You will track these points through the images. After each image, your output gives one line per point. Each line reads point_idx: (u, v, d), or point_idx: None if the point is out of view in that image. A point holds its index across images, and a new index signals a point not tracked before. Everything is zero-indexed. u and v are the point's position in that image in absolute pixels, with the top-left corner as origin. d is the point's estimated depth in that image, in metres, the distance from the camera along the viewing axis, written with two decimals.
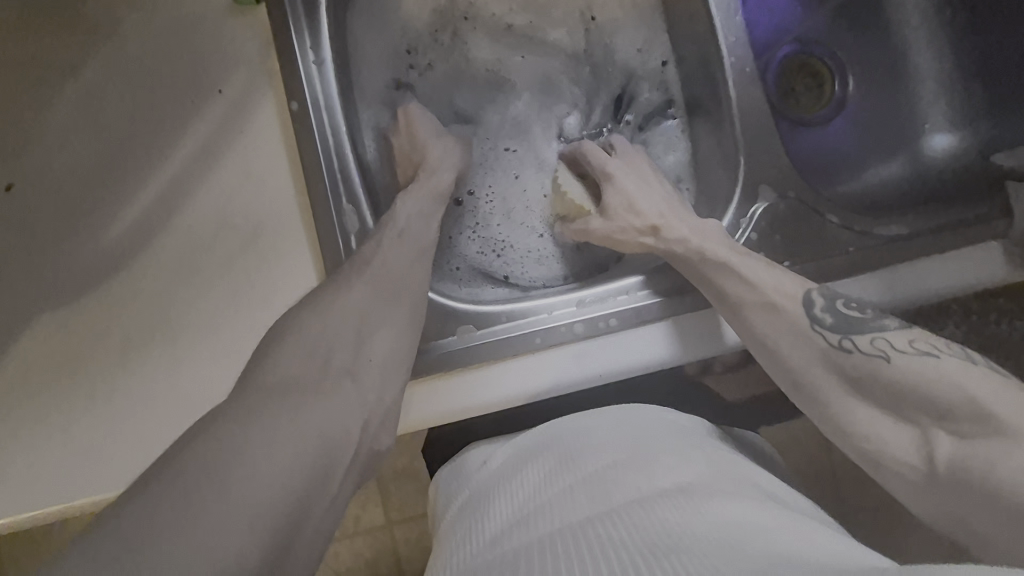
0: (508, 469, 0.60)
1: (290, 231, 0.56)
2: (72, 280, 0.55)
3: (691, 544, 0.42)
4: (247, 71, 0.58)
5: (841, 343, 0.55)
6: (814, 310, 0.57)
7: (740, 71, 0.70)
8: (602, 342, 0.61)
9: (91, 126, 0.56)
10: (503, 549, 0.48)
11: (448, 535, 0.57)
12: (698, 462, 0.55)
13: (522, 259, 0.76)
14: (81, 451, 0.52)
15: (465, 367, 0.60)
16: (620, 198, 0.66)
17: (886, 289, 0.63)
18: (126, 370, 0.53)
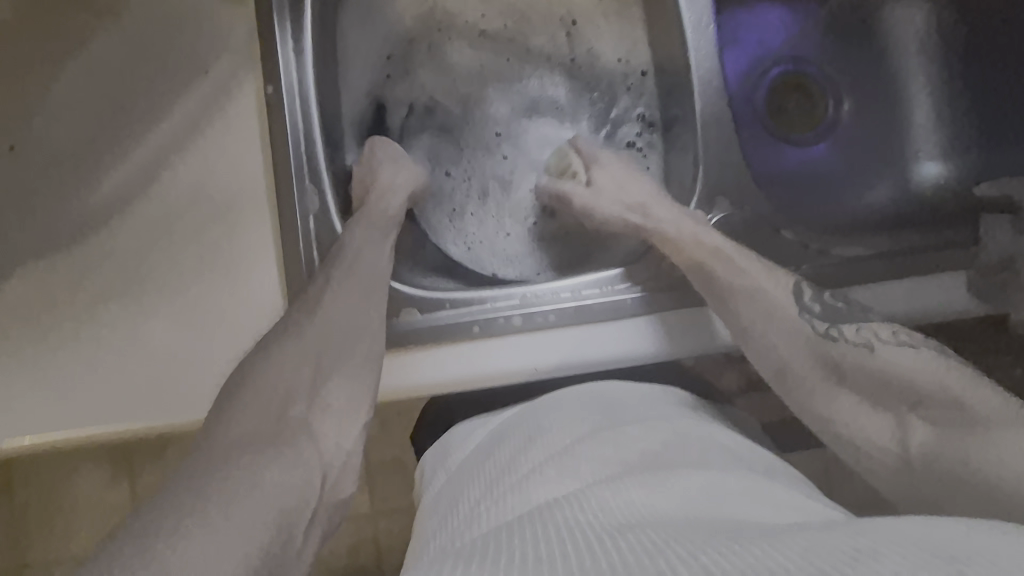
0: (479, 454, 0.60)
1: (260, 214, 0.55)
2: (45, 241, 0.55)
3: (656, 523, 0.42)
4: (233, 54, 0.57)
5: (825, 331, 0.56)
6: (803, 299, 0.58)
7: (707, 84, 0.66)
8: (569, 329, 0.59)
9: (64, 95, 0.55)
10: (472, 533, 0.47)
11: (426, 523, 0.57)
12: (665, 437, 0.55)
13: (494, 253, 0.75)
14: (46, 399, 0.54)
15: (419, 346, 0.58)
16: (607, 178, 0.68)
17: (848, 303, 0.58)
18: (93, 324, 0.55)
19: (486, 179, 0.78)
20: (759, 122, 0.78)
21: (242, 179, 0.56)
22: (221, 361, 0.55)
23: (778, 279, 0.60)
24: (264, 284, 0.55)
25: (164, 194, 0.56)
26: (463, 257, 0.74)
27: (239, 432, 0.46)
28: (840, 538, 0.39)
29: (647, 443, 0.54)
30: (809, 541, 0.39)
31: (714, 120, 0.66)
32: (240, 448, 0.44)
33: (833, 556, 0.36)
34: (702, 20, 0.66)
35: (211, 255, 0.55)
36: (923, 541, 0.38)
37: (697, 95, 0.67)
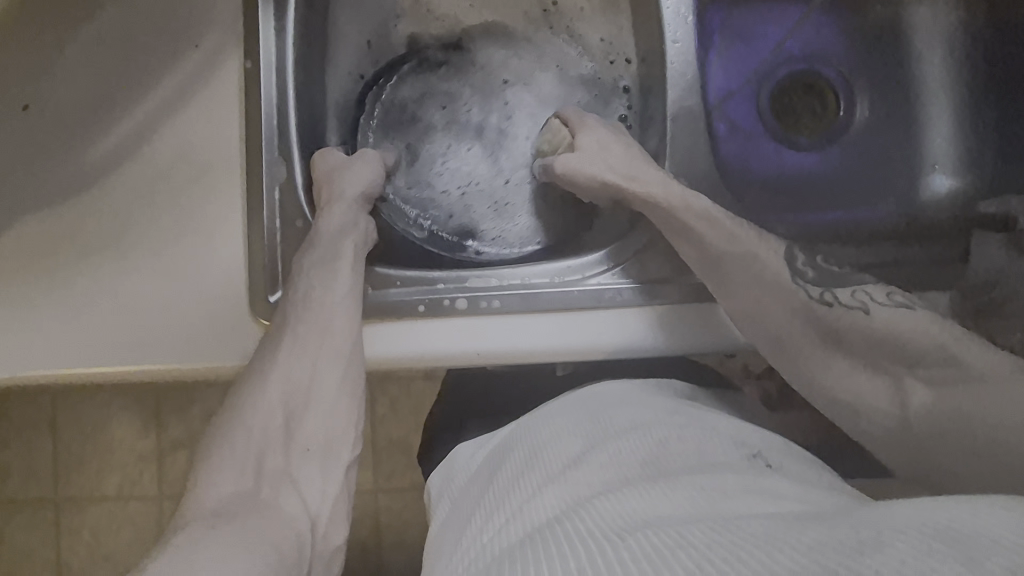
0: (484, 476, 0.58)
1: (233, 180, 0.60)
2: (46, 195, 0.60)
3: (658, 534, 0.40)
4: (222, 30, 0.61)
5: (819, 295, 0.58)
6: (796, 264, 0.60)
7: (680, 78, 0.65)
8: (517, 316, 0.60)
9: (61, 65, 0.60)
10: (485, 559, 0.44)
11: (438, 549, 0.54)
12: (661, 434, 0.54)
13: (469, 216, 0.76)
14: (41, 338, 0.60)
15: (385, 317, 0.61)
16: (591, 138, 0.65)
17: (830, 282, 0.59)
18: (82, 272, 0.60)
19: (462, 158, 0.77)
20: (759, 122, 0.74)
21: (220, 145, 0.60)
22: (189, 313, 0.59)
23: (752, 270, 0.59)
24: (230, 245, 0.60)
25: (150, 158, 0.60)
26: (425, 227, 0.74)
27: (225, 494, 0.50)
28: (843, 530, 0.38)
29: (643, 442, 0.53)
30: (815, 534, 0.38)
31: (687, 112, 0.65)
32: (226, 511, 0.48)
33: (839, 558, 0.34)
34: (681, 13, 0.65)
35: (187, 216, 0.60)
36: (913, 530, 0.36)
37: (670, 88, 0.65)
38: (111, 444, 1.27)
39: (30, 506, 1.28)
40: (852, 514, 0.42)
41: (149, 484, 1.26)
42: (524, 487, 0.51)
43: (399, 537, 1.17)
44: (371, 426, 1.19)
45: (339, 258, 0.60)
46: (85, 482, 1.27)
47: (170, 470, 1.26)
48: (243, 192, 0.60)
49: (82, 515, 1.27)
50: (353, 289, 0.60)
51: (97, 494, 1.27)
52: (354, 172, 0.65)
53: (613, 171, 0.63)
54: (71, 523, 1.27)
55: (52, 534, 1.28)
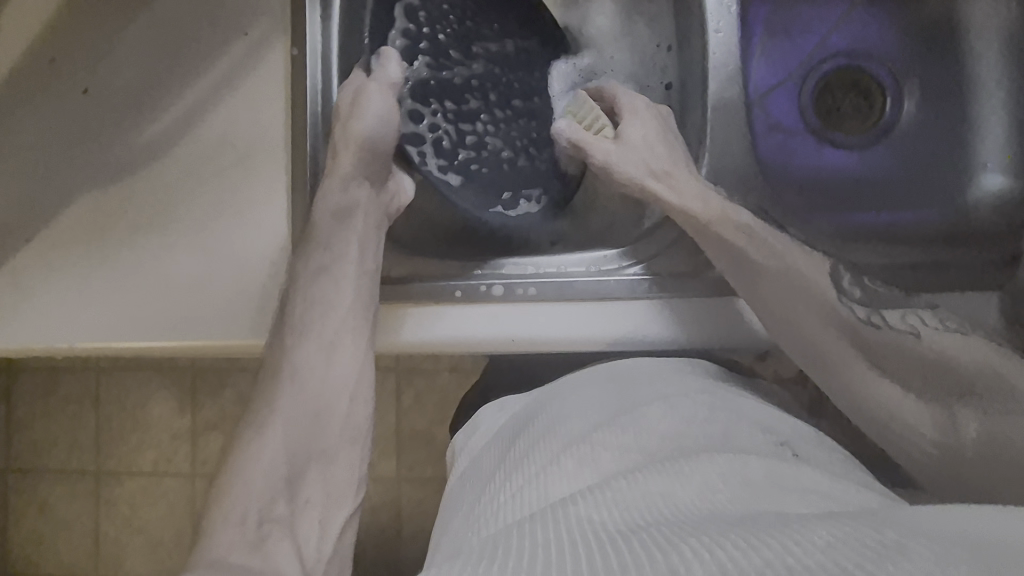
0: (501, 444, 0.60)
1: (275, 163, 0.62)
2: (100, 174, 0.63)
3: (676, 519, 0.40)
4: (269, 17, 0.62)
5: (867, 316, 0.58)
6: (843, 283, 0.60)
7: (721, 69, 0.64)
8: (553, 304, 0.61)
9: (119, 50, 0.63)
10: (499, 524, 0.45)
11: (451, 508, 0.57)
12: (685, 420, 0.54)
13: (507, 167, 0.71)
14: (91, 309, 0.63)
15: (427, 301, 0.62)
16: (638, 133, 0.64)
17: (876, 305, 0.59)
18: (131, 248, 0.62)
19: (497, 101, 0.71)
20: (800, 120, 0.73)
21: (263, 129, 0.62)
22: (231, 291, 0.62)
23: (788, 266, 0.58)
24: (271, 226, 0.62)
25: (198, 140, 0.62)
26: (457, 172, 0.67)
27: (224, 547, 0.48)
28: (864, 530, 0.38)
29: (666, 426, 0.53)
30: (833, 531, 0.38)
31: (725, 105, 0.64)
32: (228, 563, 0.47)
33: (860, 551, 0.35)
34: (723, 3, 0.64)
35: (231, 198, 0.62)
36: (939, 534, 0.37)
37: (709, 79, 0.64)
38: (149, 420, 1.32)
39: (72, 475, 1.34)
40: (874, 515, 0.42)
41: (183, 461, 1.31)
42: (542, 457, 0.52)
43: (419, 526, 1.19)
44: (394, 415, 1.21)
45: (347, 252, 0.60)
46: (124, 456, 1.32)
47: (203, 449, 1.30)
48: (284, 174, 0.62)
49: (120, 487, 1.32)
50: (367, 296, 0.60)
51: (134, 467, 1.32)
52: (359, 111, 0.60)
53: (649, 168, 0.61)
54: (109, 494, 1.33)
55: (91, 504, 1.33)
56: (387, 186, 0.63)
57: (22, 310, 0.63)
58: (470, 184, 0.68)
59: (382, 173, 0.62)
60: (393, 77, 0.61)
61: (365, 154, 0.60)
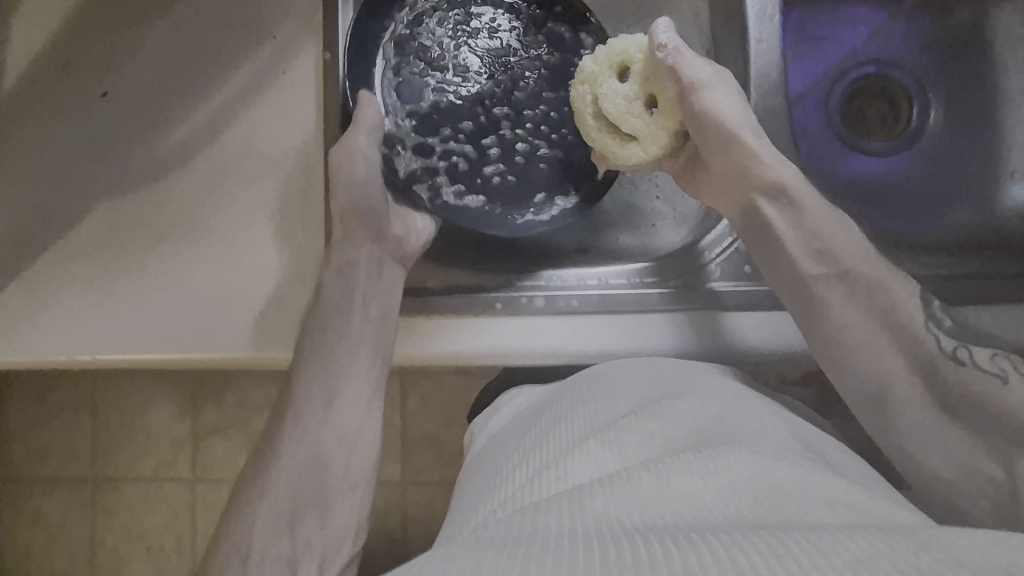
0: (523, 427, 0.60)
1: (307, 171, 0.60)
2: (122, 180, 0.61)
3: (693, 522, 0.39)
4: (299, 20, 0.61)
5: (953, 350, 0.56)
6: (933, 310, 0.58)
7: (762, 78, 0.63)
8: (597, 315, 0.63)
9: (141, 52, 0.61)
10: (518, 505, 0.45)
11: (465, 491, 0.58)
12: (716, 414, 0.53)
13: (540, 172, 0.65)
14: (114, 321, 0.61)
15: (464, 313, 0.62)
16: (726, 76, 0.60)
17: (965, 337, 0.57)
18: (156, 258, 0.60)
19: (500, 109, 0.64)
20: (827, 127, 0.73)
21: (296, 136, 0.60)
22: (262, 301, 0.60)
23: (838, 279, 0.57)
24: (304, 234, 0.60)
25: (225, 147, 0.60)
26: (476, 194, 0.64)
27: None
28: (903, 547, 0.36)
29: (696, 421, 0.51)
30: (869, 545, 0.36)
31: (766, 114, 0.63)
32: None
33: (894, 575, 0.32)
34: (767, 11, 0.63)
35: (262, 205, 0.60)
36: (970, 557, 0.35)
37: (751, 90, 0.63)
38: (149, 425, 1.28)
39: (68, 482, 1.30)
40: (904, 535, 0.39)
41: (184, 466, 1.28)
42: (564, 443, 0.52)
43: (428, 531, 1.18)
44: (401, 418, 1.19)
45: (353, 302, 0.59)
46: (122, 462, 1.29)
47: (205, 454, 1.28)
48: (316, 183, 0.60)
49: (118, 494, 1.29)
50: (371, 343, 0.59)
51: (134, 473, 1.29)
52: (334, 186, 0.58)
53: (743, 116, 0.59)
54: (107, 501, 1.30)
55: (88, 511, 1.30)
56: (393, 231, 0.62)
57: (40, 319, 0.61)
58: (494, 201, 0.64)
59: (381, 225, 0.60)
60: (365, 142, 0.58)
61: (352, 221, 0.59)
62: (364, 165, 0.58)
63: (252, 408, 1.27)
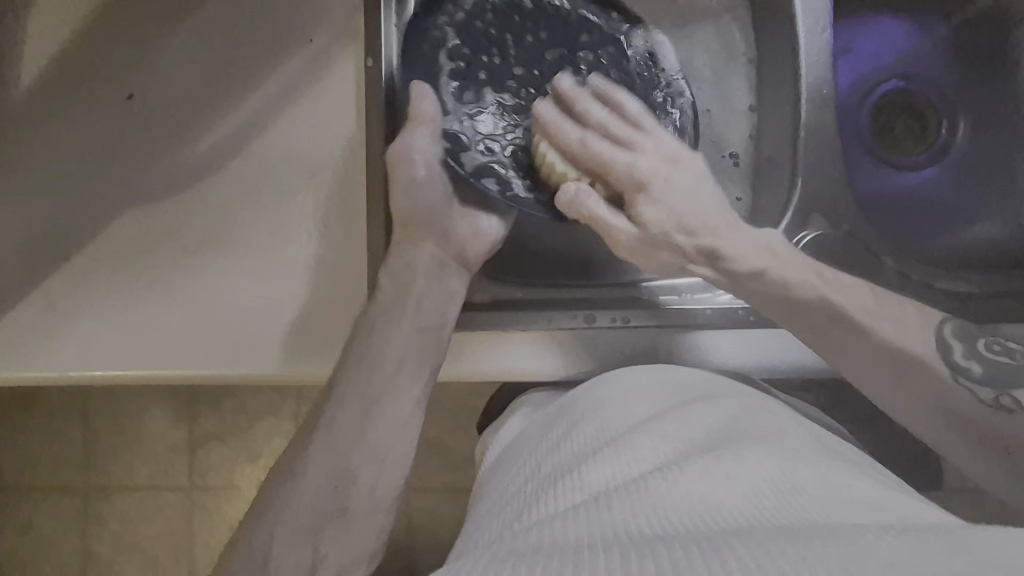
0: (538, 430, 0.58)
1: (345, 179, 0.58)
2: (147, 187, 0.58)
3: (715, 525, 0.37)
4: (339, 24, 0.59)
5: (994, 399, 0.52)
6: (955, 359, 0.54)
7: (815, 93, 0.64)
8: (635, 331, 0.61)
9: (169, 53, 0.59)
10: (532, 517, 0.43)
11: (478, 505, 0.55)
12: (731, 418, 0.52)
13: None
14: (138, 334, 0.58)
15: (496, 329, 0.60)
16: (665, 212, 0.56)
17: (1000, 376, 0.53)
18: (184, 269, 0.58)
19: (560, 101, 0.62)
20: (858, 144, 0.73)
21: (335, 145, 0.58)
22: (299, 316, 0.58)
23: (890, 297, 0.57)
24: (340, 246, 0.58)
25: (259, 153, 0.58)
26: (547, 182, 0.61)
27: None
28: (933, 546, 0.35)
29: (709, 426, 0.50)
30: (898, 545, 0.34)
31: (819, 129, 0.63)
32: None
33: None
34: (819, 24, 0.63)
35: (299, 216, 0.58)
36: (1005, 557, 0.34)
37: (802, 105, 0.64)
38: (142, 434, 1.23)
39: (56, 491, 1.21)
40: (929, 533, 0.38)
41: (180, 474, 1.19)
42: (577, 452, 0.50)
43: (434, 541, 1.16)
44: None
45: (404, 309, 0.57)
46: (114, 470, 1.20)
47: (202, 462, 1.18)
48: (355, 191, 0.58)
49: (110, 504, 1.20)
50: (420, 354, 0.56)
51: (127, 482, 1.20)
52: (392, 188, 0.57)
53: (691, 251, 0.57)
54: (98, 511, 1.21)
55: (78, 522, 1.21)
56: (458, 234, 0.61)
57: (63, 331, 0.58)
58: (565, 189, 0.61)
59: (443, 227, 0.60)
60: (423, 140, 0.57)
61: (411, 223, 0.59)
62: (422, 165, 0.57)
63: (251, 414, 1.17)
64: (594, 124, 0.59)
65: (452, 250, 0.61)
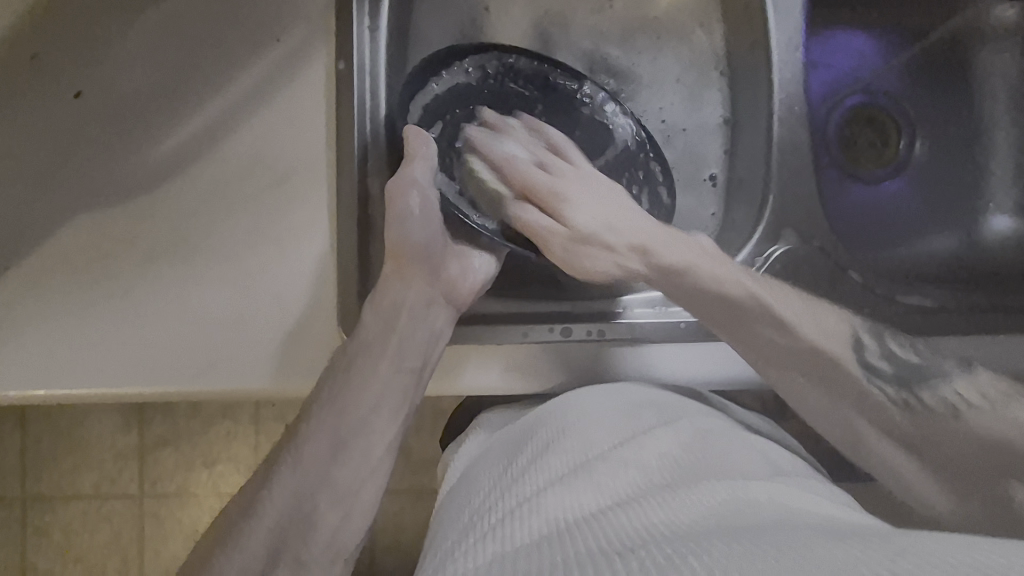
0: (500, 459, 0.56)
1: (315, 187, 0.56)
2: (98, 191, 0.54)
3: (672, 537, 0.36)
4: (310, 23, 0.56)
5: (900, 398, 0.57)
6: (868, 354, 0.58)
7: (787, 111, 0.65)
8: (621, 345, 0.61)
9: (122, 49, 0.55)
10: (483, 545, 0.42)
11: (435, 529, 0.53)
12: (688, 442, 0.51)
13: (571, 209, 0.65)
14: (88, 346, 0.54)
15: (475, 345, 0.59)
16: (596, 250, 0.56)
17: (882, 353, 0.58)
18: (140, 279, 0.54)
19: None
20: (827, 155, 0.74)
21: (304, 151, 0.56)
22: (264, 330, 0.55)
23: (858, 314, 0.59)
24: (309, 258, 0.55)
25: (223, 156, 0.55)
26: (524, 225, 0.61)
27: None
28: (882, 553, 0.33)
29: (672, 454, 0.49)
30: (840, 551, 0.33)
31: (790, 147, 0.65)
32: None
33: None
34: (791, 41, 0.65)
35: (266, 226, 0.55)
36: (964, 555, 0.33)
37: (776, 121, 0.65)
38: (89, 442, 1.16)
39: None
40: (889, 537, 0.37)
41: (130, 482, 1.11)
42: (537, 479, 0.48)
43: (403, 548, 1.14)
44: None
45: (387, 344, 0.54)
46: (56, 479, 1.11)
47: (154, 469, 1.11)
48: (325, 199, 0.56)
49: (51, 514, 1.11)
50: (398, 395, 0.55)
51: (71, 491, 1.11)
52: (388, 216, 0.54)
53: (625, 247, 0.56)
54: (38, 524, 1.11)
55: (15, 536, 1.12)
56: (448, 273, 0.58)
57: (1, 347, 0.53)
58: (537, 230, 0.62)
59: (434, 265, 0.57)
60: (422, 175, 0.55)
61: (403, 260, 0.56)
62: (417, 197, 0.54)
63: (206, 418, 1.10)
64: (501, 162, 0.59)
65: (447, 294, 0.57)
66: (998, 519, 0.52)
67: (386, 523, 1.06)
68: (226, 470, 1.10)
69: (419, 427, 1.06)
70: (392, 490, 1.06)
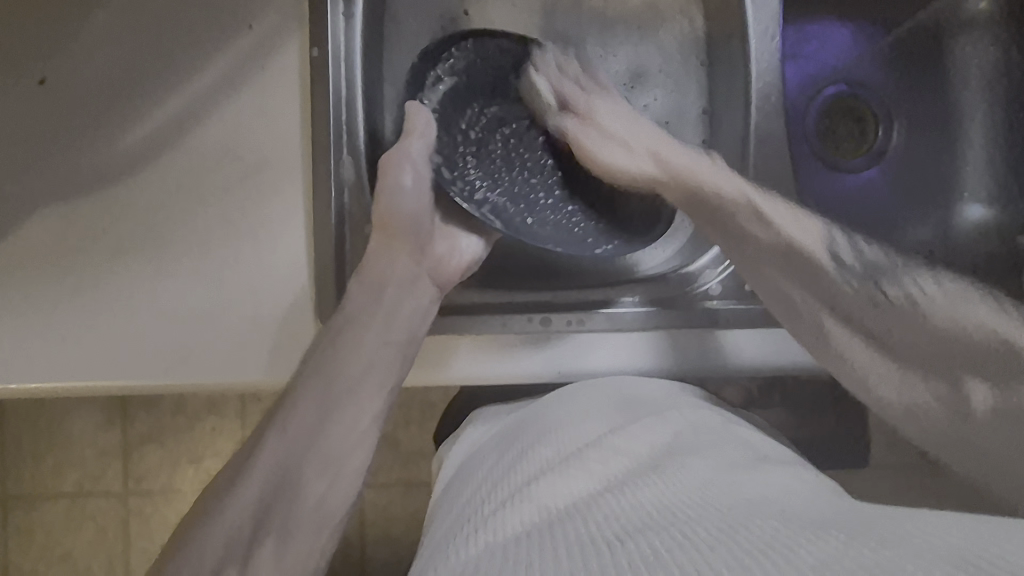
0: (490, 453, 0.56)
1: (290, 177, 0.55)
2: (68, 183, 0.53)
3: (666, 523, 0.36)
4: (283, 11, 0.55)
5: (860, 284, 0.54)
6: (838, 248, 0.55)
7: (764, 100, 0.65)
8: (601, 334, 0.60)
9: (91, 39, 0.53)
10: (476, 535, 0.41)
11: (430, 523, 0.53)
12: (679, 432, 0.51)
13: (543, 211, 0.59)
14: (60, 342, 0.53)
15: (460, 336, 0.59)
16: (610, 145, 0.59)
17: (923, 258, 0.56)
18: (110, 272, 0.53)
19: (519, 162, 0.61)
20: (805, 145, 0.74)
21: (278, 140, 0.55)
22: (240, 322, 0.54)
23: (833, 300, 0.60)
24: (285, 250, 0.55)
25: (195, 146, 0.54)
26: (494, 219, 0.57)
27: None
28: (871, 540, 0.33)
29: (663, 442, 0.49)
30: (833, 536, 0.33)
31: (768, 135, 0.65)
32: None
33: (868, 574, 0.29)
34: (768, 31, 0.65)
35: (240, 217, 0.54)
36: (939, 539, 0.33)
37: (754, 108, 0.65)
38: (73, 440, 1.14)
39: None
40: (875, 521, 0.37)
41: (115, 479, 1.09)
42: (529, 471, 0.48)
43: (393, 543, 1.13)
44: None
45: (371, 317, 0.54)
46: (39, 477, 1.09)
47: (139, 466, 1.09)
48: (299, 190, 0.55)
49: (35, 514, 1.10)
50: (385, 368, 0.54)
51: (54, 490, 1.09)
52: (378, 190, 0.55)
53: (642, 155, 0.59)
54: (21, 522, 1.10)
55: None
56: (434, 250, 0.58)
57: None
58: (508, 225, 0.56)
59: (422, 241, 0.57)
60: (418, 150, 0.55)
61: (392, 232, 0.55)
62: (411, 173, 0.54)
63: (191, 413, 1.09)
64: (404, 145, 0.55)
65: (435, 274, 0.58)
66: (950, 415, 0.49)
67: (375, 516, 1.05)
68: (212, 466, 1.09)
69: (407, 420, 1.05)
70: (382, 482, 1.05)
